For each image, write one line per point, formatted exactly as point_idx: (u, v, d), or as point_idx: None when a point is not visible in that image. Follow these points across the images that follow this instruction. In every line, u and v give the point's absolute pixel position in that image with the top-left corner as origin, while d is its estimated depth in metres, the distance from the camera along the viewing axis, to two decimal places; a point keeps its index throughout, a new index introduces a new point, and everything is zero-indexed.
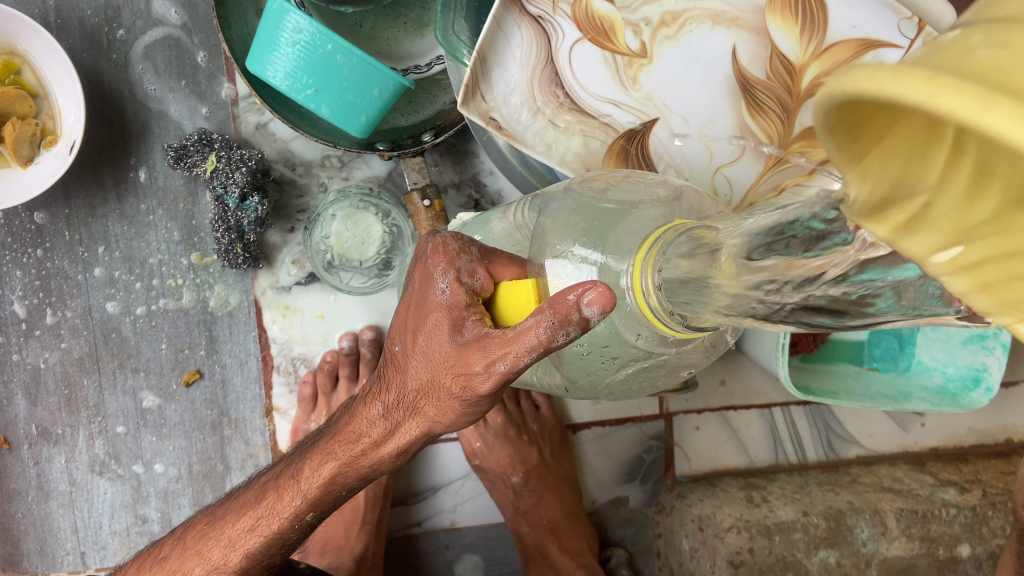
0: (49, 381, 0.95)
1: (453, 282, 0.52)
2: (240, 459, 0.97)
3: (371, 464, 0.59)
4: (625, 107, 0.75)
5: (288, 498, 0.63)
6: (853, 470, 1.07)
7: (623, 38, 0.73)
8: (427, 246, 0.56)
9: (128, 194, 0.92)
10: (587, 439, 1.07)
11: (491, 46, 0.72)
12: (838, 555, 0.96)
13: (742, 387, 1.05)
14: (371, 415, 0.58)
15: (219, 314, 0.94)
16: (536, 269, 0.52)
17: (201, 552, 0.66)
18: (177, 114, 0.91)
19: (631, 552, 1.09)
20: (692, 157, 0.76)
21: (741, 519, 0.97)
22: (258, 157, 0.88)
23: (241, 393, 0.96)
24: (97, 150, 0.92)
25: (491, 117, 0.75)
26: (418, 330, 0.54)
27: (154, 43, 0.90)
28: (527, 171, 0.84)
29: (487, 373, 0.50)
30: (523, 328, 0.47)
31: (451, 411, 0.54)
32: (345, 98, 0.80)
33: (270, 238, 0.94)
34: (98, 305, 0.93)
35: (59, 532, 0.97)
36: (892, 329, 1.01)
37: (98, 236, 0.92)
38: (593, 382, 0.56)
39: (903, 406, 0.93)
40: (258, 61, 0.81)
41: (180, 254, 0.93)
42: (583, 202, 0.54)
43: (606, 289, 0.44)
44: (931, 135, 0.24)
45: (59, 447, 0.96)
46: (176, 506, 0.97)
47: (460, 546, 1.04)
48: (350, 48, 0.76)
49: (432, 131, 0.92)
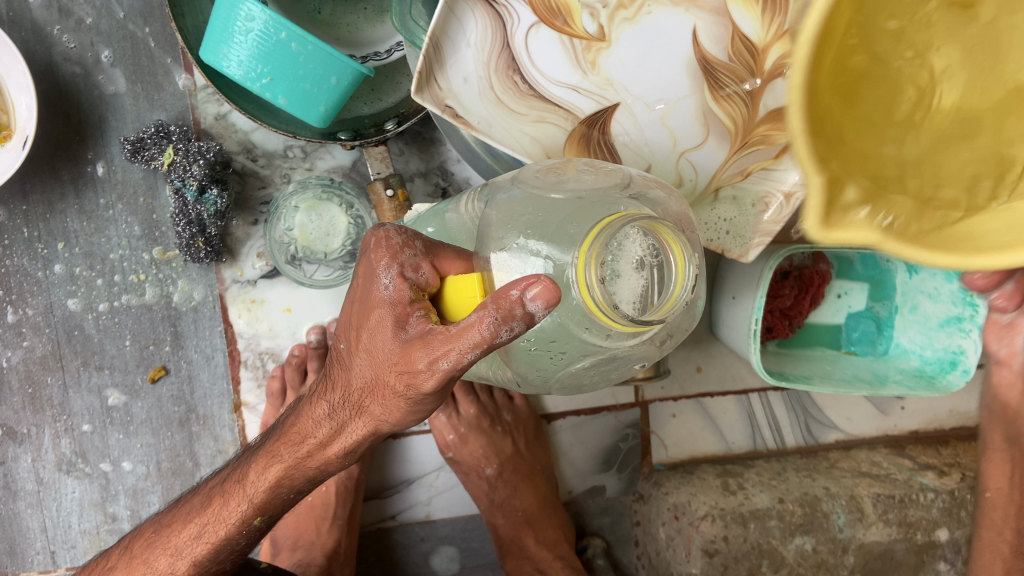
0: (13, 379, 0.94)
1: (396, 277, 0.51)
2: (210, 456, 0.96)
3: (318, 465, 0.58)
4: (584, 92, 0.73)
5: (234, 504, 0.62)
6: (832, 455, 1.06)
7: (579, 22, 0.71)
8: (371, 241, 0.54)
9: (87, 188, 0.90)
10: (562, 428, 1.05)
11: (444, 31, 0.69)
12: (814, 541, 0.96)
13: (718, 372, 1.04)
14: (316, 415, 0.57)
15: (184, 309, 0.93)
16: (481, 263, 0.51)
17: (148, 561, 0.65)
18: (135, 106, 0.89)
19: (609, 541, 1.08)
20: (654, 140, 0.75)
21: (716, 507, 0.95)
22: (218, 149, 0.86)
23: (208, 389, 0.95)
24: (54, 144, 0.90)
25: (447, 104, 0.71)
26: (362, 327, 0.53)
27: (109, 33, 0.88)
28: (492, 160, 0.82)
29: (431, 370, 0.49)
30: (465, 324, 0.46)
31: (396, 409, 0.53)
32: (302, 87, 0.78)
33: (233, 231, 0.92)
34: (60, 302, 0.92)
35: (28, 532, 0.96)
36: (869, 313, 1.00)
37: (57, 232, 0.91)
38: (542, 377, 0.55)
39: (877, 391, 0.91)
40: (212, 50, 0.79)
41: (141, 248, 0.91)
42: (529, 193, 0.52)
43: (551, 283, 0.43)
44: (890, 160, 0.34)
45: (25, 446, 0.95)
46: (145, 504, 0.96)
47: (436, 538, 1.03)
48: (305, 36, 0.74)
49: (395, 119, 0.89)
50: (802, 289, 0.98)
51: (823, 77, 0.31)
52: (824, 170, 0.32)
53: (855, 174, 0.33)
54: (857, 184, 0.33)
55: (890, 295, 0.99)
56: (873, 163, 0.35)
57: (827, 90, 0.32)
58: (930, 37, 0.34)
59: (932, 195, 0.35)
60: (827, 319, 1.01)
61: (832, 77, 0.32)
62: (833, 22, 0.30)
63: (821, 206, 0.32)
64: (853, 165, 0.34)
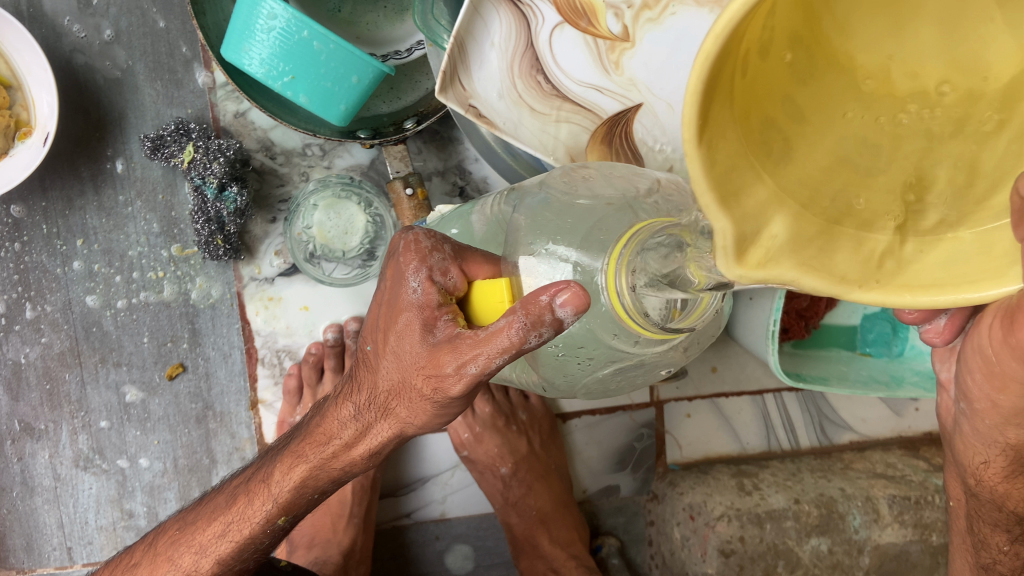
0: (31, 375, 0.94)
1: (425, 281, 0.51)
2: (226, 453, 0.96)
3: (343, 466, 0.58)
4: (607, 92, 0.72)
5: (259, 503, 0.62)
6: (847, 456, 1.06)
7: (604, 22, 0.69)
8: (399, 244, 0.54)
9: (106, 185, 0.90)
10: (578, 428, 1.06)
11: (469, 32, 0.69)
12: (830, 542, 0.96)
13: (734, 373, 1.04)
14: (342, 416, 0.57)
15: (201, 307, 0.93)
16: (510, 267, 0.51)
17: (172, 559, 0.65)
18: (155, 103, 0.90)
19: (623, 541, 1.08)
20: (676, 141, 0.74)
21: (732, 507, 0.96)
22: (237, 146, 0.86)
23: (225, 386, 0.95)
24: (73, 140, 0.90)
25: (470, 105, 0.73)
26: (389, 329, 0.53)
27: (129, 30, 0.88)
28: (511, 160, 0.82)
29: (459, 374, 0.49)
30: (495, 329, 0.46)
31: (423, 412, 0.53)
32: (323, 86, 0.78)
33: (251, 229, 0.92)
34: (78, 298, 0.92)
35: (45, 528, 0.97)
36: (885, 314, 1.00)
37: (76, 229, 0.91)
38: (569, 381, 0.55)
39: (895, 392, 0.90)
40: (234, 48, 0.79)
41: (160, 246, 0.92)
42: (559, 198, 0.52)
43: (581, 289, 0.42)
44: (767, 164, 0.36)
45: (42, 442, 0.95)
46: (162, 500, 0.97)
47: (450, 536, 1.03)
48: (327, 35, 0.74)
49: (414, 118, 0.89)
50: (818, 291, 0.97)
51: (729, 126, 0.34)
52: (742, 203, 0.34)
53: (778, 210, 0.36)
54: (780, 216, 0.36)
55: None
56: (783, 190, 0.36)
57: (736, 135, 0.34)
58: (816, 86, 0.38)
59: (842, 217, 0.38)
60: (843, 320, 1.01)
61: (738, 124, 0.35)
62: (724, 65, 0.31)
63: (735, 242, 0.34)
64: (772, 198, 0.36)
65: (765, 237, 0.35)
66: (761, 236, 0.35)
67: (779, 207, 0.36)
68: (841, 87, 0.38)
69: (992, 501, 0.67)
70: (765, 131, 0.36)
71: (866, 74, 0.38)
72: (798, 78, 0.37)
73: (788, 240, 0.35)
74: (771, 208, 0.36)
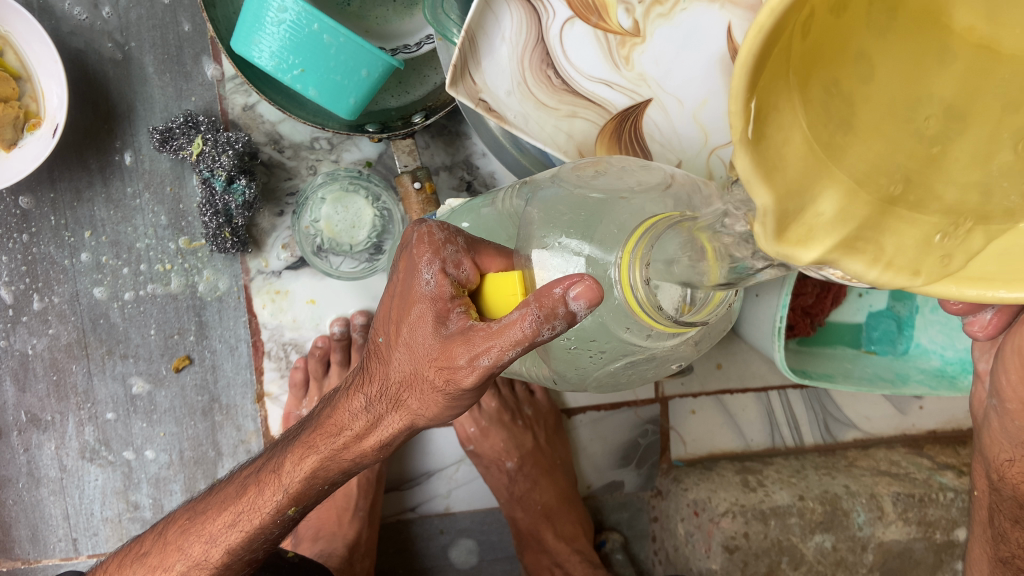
0: (38, 367, 0.94)
1: (439, 273, 0.51)
2: (232, 446, 0.96)
3: (354, 457, 0.58)
4: (617, 87, 0.72)
5: (269, 493, 0.62)
6: (850, 454, 1.06)
7: (615, 16, 0.69)
8: (412, 236, 0.54)
9: (114, 177, 0.91)
10: (583, 423, 1.06)
11: (480, 25, 0.69)
12: (834, 539, 0.97)
13: (738, 369, 1.04)
14: (353, 407, 0.58)
15: (208, 299, 0.93)
16: (522, 261, 0.51)
17: (182, 548, 0.66)
18: (164, 96, 0.90)
19: (626, 536, 1.08)
20: (686, 136, 0.73)
21: (737, 503, 0.95)
22: (246, 139, 0.86)
23: (231, 378, 0.95)
24: (82, 132, 0.90)
25: (480, 98, 0.72)
26: (402, 321, 0.53)
27: (139, 23, 0.88)
28: (519, 154, 0.82)
29: (471, 366, 0.49)
30: (508, 321, 0.46)
31: (434, 404, 0.53)
32: (332, 79, 0.78)
33: (258, 222, 0.92)
34: (85, 290, 0.92)
35: (51, 519, 0.97)
36: (890, 312, 1.00)
37: (84, 221, 0.91)
38: (580, 375, 0.55)
39: (900, 390, 0.91)
40: (243, 41, 0.78)
41: (167, 238, 0.92)
42: (571, 191, 0.52)
43: (594, 282, 0.43)
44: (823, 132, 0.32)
45: (49, 433, 0.95)
46: (168, 492, 0.97)
47: (454, 531, 1.03)
48: (337, 28, 0.74)
49: (423, 112, 0.89)
50: (823, 289, 0.98)
51: (775, 96, 0.29)
52: (786, 181, 0.30)
53: (829, 188, 0.31)
54: (830, 194, 0.31)
55: (910, 295, 1.00)
56: (840, 166, 0.32)
57: (790, 110, 0.30)
58: (868, 61, 0.33)
59: (900, 196, 0.33)
60: (849, 318, 1.01)
61: (793, 92, 0.30)
62: (786, 24, 0.28)
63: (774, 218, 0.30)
64: (824, 177, 0.31)
65: (809, 217, 0.31)
66: (806, 216, 0.31)
67: (834, 184, 0.32)
68: (899, 64, 0.34)
69: (1013, 497, 0.69)
70: (820, 102, 0.32)
71: (891, 78, 0.33)
72: (846, 48, 0.32)
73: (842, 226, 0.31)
74: (816, 187, 0.31)
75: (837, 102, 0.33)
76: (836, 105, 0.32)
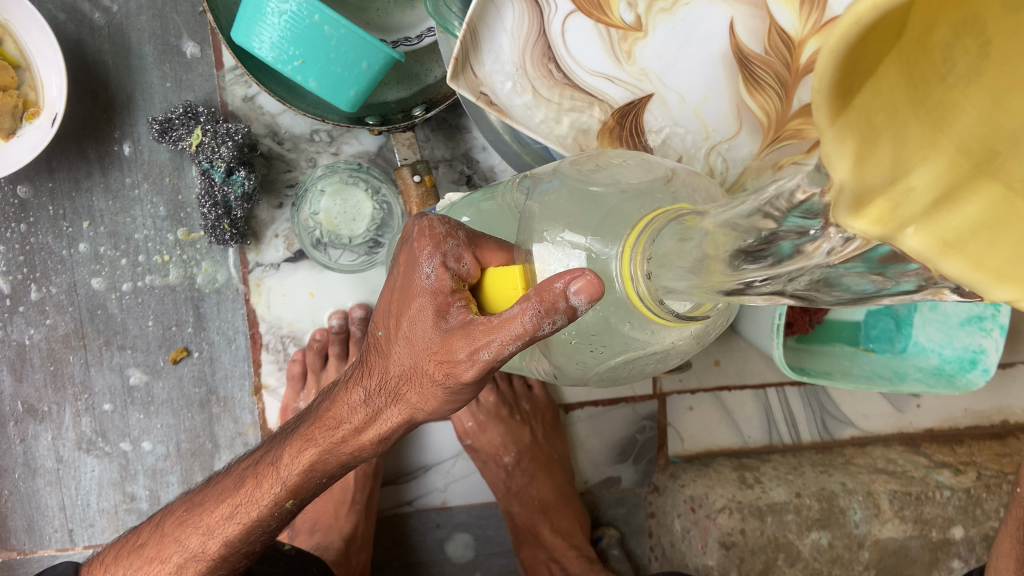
0: (35, 357, 0.94)
1: (439, 267, 0.51)
2: (229, 438, 0.96)
3: (353, 450, 0.58)
4: (618, 82, 0.71)
5: (267, 485, 0.62)
6: (847, 451, 1.06)
7: (617, 10, 0.68)
8: (413, 229, 0.54)
9: (113, 167, 0.90)
10: (580, 418, 1.06)
11: (481, 19, 0.68)
12: (830, 536, 0.97)
13: (737, 366, 1.04)
14: (352, 400, 0.57)
15: (207, 291, 0.93)
16: (524, 254, 0.51)
17: (180, 540, 0.66)
18: (163, 86, 0.89)
19: (623, 532, 1.08)
20: (686, 131, 0.73)
21: (734, 500, 0.95)
22: (246, 131, 0.86)
23: (229, 370, 0.95)
24: (81, 123, 0.90)
25: (481, 92, 0.71)
26: (402, 315, 0.53)
27: (139, 12, 0.88)
28: (519, 147, 0.82)
29: (471, 360, 0.49)
30: (508, 316, 0.46)
31: (434, 397, 0.53)
32: (332, 71, 0.78)
33: (257, 214, 0.92)
34: (83, 280, 0.92)
35: (47, 510, 0.97)
36: (888, 310, 0.99)
37: (82, 211, 0.91)
38: (581, 369, 0.55)
39: (897, 387, 0.91)
40: (244, 31, 0.78)
41: (166, 229, 0.92)
42: (573, 184, 0.52)
43: (595, 277, 0.43)
44: (908, 93, 0.23)
45: (45, 424, 0.95)
46: (164, 484, 0.97)
47: (451, 525, 1.03)
48: (338, 20, 0.74)
49: (423, 104, 0.90)
50: None
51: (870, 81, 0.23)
52: (882, 157, 0.24)
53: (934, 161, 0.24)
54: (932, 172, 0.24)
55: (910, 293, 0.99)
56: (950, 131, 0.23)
57: (906, 93, 0.23)
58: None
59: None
60: (847, 316, 1.01)
61: (906, 57, 0.23)
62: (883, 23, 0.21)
63: (859, 188, 0.24)
64: (935, 142, 0.23)
65: (897, 194, 0.24)
66: (892, 193, 0.24)
67: (942, 160, 0.24)
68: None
69: None
70: (944, 44, 0.23)
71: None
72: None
73: (937, 214, 0.25)
74: (910, 163, 0.24)
75: (975, 45, 0.22)
76: (971, 47, 0.22)
